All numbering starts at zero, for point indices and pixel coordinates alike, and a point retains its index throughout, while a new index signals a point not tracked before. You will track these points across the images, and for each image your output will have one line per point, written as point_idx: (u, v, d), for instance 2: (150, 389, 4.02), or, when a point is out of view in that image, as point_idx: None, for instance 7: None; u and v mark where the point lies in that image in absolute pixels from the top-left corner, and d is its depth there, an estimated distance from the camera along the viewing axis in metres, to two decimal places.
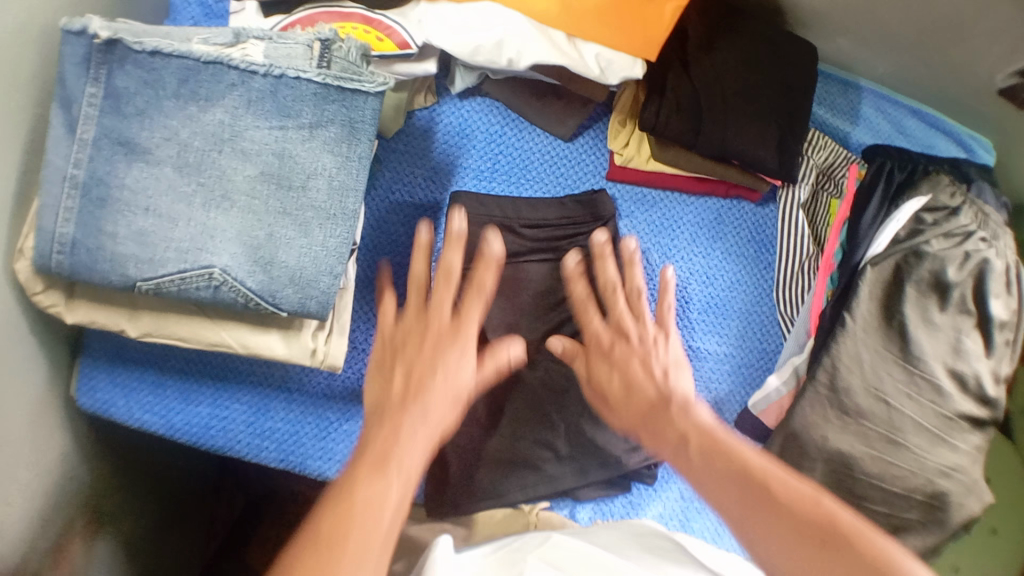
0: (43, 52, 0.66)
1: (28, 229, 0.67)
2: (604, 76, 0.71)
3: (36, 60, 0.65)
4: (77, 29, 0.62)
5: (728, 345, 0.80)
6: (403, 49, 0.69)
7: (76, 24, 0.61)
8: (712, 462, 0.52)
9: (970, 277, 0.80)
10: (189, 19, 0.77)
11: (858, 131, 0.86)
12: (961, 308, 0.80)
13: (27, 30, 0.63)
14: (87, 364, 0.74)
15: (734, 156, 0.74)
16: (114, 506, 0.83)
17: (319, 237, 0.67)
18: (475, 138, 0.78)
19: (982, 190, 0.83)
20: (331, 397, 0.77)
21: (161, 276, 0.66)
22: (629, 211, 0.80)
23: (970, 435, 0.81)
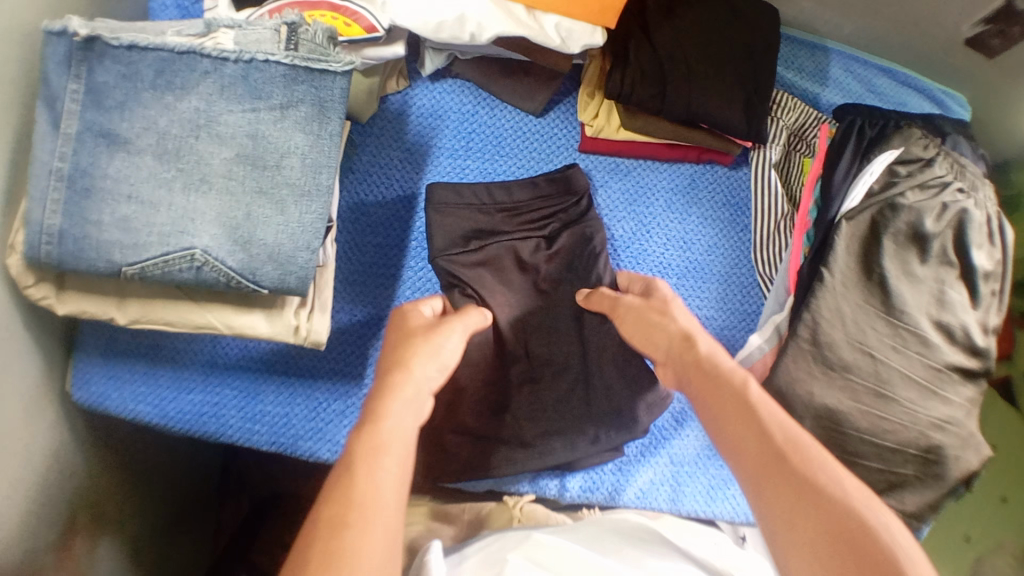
0: (26, 55, 0.69)
1: (17, 225, 0.69)
2: (565, 46, 0.73)
3: (17, 60, 0.68)
4: (57, 30, 0.64)
5: (708, 308, 0.81)
6: (371, 32, 0.71)
7: (56, 25, 0.63)
8: (756, 438, 0.49)
9: (950, 228, 0.80)
10: (167, 20, 0.81)
11: (828, 92, 0.86)
12: (943, 258, 0.80)
13: (8, 32, 0.66)
14: (83, 358, 0.76)
15: (702, 119, 0.76)
16: (114, 503, 0.85)
17: (295, 213, 0.69)
18: (448, 118, 0.80)
19: (956, 143, 0.83)
20: (320, 377, 0.78)
21: (145, 260, 0.68)
22: (603, 180, 0.81)
23: (961, 387, 0.81)
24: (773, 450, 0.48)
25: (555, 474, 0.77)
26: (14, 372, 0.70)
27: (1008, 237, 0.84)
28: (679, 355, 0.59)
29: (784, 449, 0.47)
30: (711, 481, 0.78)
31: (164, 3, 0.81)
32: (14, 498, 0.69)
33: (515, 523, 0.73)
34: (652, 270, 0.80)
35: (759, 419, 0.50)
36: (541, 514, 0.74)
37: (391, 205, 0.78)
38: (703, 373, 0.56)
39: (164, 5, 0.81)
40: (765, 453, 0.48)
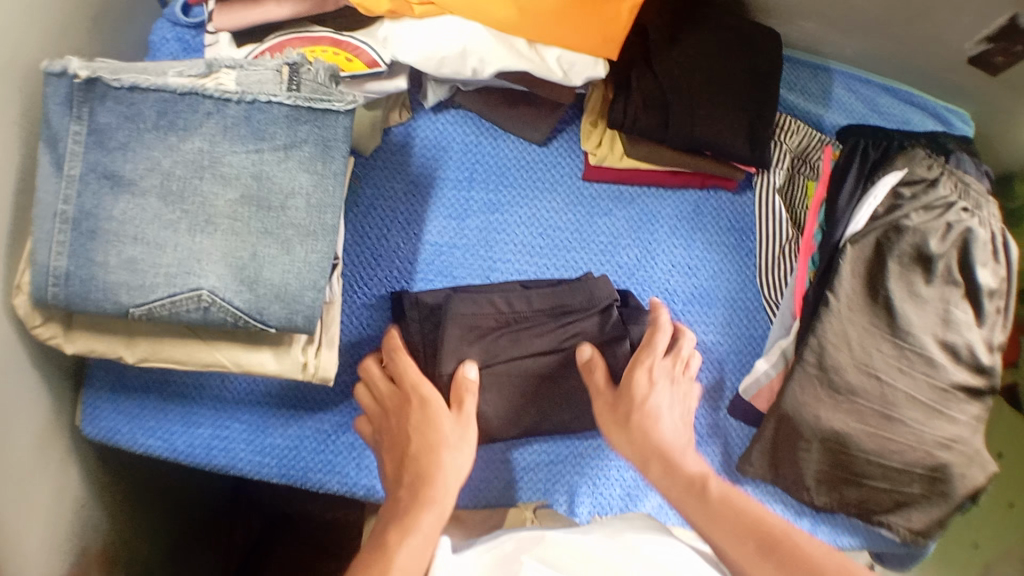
0: (27, 96, 0.69)
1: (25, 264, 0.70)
2: (568, 78, 0.73)
3: (16, 102, 0.68)
4: (58, 71, 0.64)
5: (716, 334, 0.78)
6: (372, 67, 0.72)
7: (57, 66, 0.63)
8: (738, 537, 0.57)
9: (954, 248, 0.79)
10: (168, 55, 0.81)
11: (831, 113, 0.85)
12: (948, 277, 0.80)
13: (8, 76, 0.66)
14: (92, 396, 0.76)
15: (705, 146, 0.76)
16: (125, 532, 0.85)
17: (301, 253, 0.69)
18: (452, 149, 0.79)
19: (960, 160, 0.82)
20: (329, 410, 0.79)
21: (152, 301, 0.68)
22: (607, 209, 0.79)
23: (967, 406, 0.81)
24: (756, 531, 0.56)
25: (567, 491, 0.76)
26: (24, 409, 0.70)
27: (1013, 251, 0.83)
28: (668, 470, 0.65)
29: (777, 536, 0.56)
30: None
31: (165, 37, 0.81)
32: (26, 538, 0.69)
33: (528, 522, 0.74)
34: (658, 297, 0.78)
35: (749, 521, 0.58)
36: (556, 517, 0.75)
37: (395, 236, 0.77)
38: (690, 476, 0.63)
39: (165, 39, 0.81)
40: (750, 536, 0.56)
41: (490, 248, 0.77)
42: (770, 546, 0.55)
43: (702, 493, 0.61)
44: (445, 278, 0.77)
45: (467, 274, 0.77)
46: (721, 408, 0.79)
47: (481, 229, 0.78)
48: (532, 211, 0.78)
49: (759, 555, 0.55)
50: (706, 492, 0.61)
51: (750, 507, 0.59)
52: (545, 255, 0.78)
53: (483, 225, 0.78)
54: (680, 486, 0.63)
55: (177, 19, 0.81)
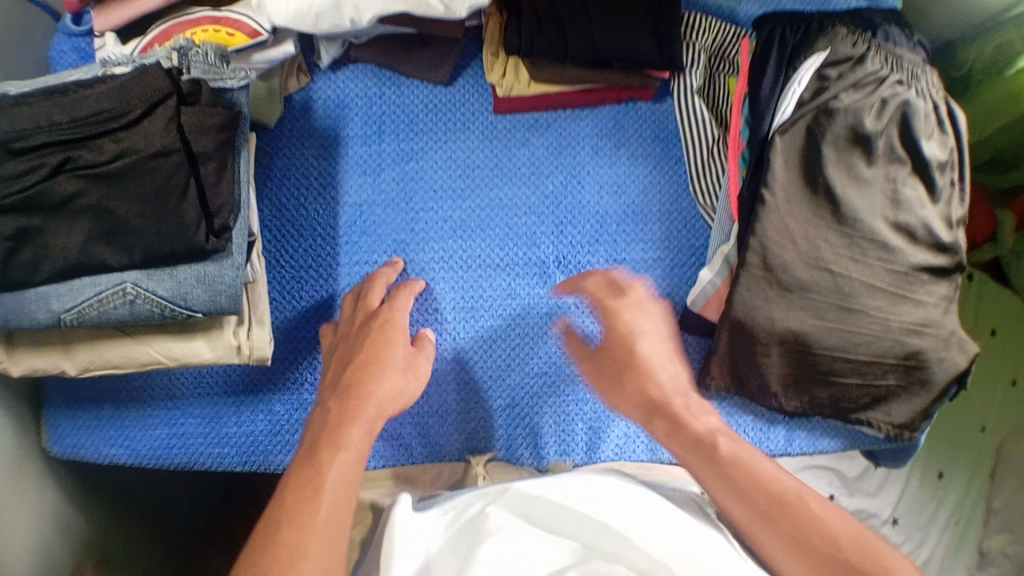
0: None
1: None
2: (451, 11, 0.70)
3: None
4: None
5: (655, 248, 0.77)
6: (254, 37, 0.71)
7: None
8: (758, 492, 0.57)
9: (894, 122, 0.73)
10: (69, 66, 0.80)
11: (745, 5, 0.82)
12: (891, 155, 0.73)
13: None
14: (51, 415, 0.77)
15: (612, 57, 0.73)
16: (103, 549, 0.83)
17: (217, 265, 0.69)
18: (354, 107, 0.78)
19: (889, 33, 0.77)
20: (279, 389, 0.76)
21: (81, 303, 0.68)
22: (524, 138, 0.78)
23: (941, 289, 0.74)
24: (812, 561, 0.53)
25: (527, 432, 0.74)
26: None
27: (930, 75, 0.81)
28: (696, 449, 0.61)
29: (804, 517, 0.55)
30: None
31: (62, 49, 0.81)
32: None
33: (481, 479, 0.73)
34: (589, 219, 0.77)
35: (829, 534, 0.54)
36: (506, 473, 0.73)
37: (313, 203, 0.76)
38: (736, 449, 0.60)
39: (62, 51, 0.81)
40: (759, 505, 0.56)
41: (410, 200, 0.77)
42: (777, 520, 0.56)
43: (772, 496, 0.57)
44: (369, 237, 0.76)
45: (393, 230, 0.76)
46: (675, 321, 0.77)
47: (399, 180, 0.77)
48: (447, 154, 0.77)
49: (765, 522, 0.56)
50: (715, 450, 0.60)
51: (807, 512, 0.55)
52: (467, 196, 0.77)
53: (399, 176, 0.77)
54: (764, 503, 0.56)
55: (69, 29, 0.80)
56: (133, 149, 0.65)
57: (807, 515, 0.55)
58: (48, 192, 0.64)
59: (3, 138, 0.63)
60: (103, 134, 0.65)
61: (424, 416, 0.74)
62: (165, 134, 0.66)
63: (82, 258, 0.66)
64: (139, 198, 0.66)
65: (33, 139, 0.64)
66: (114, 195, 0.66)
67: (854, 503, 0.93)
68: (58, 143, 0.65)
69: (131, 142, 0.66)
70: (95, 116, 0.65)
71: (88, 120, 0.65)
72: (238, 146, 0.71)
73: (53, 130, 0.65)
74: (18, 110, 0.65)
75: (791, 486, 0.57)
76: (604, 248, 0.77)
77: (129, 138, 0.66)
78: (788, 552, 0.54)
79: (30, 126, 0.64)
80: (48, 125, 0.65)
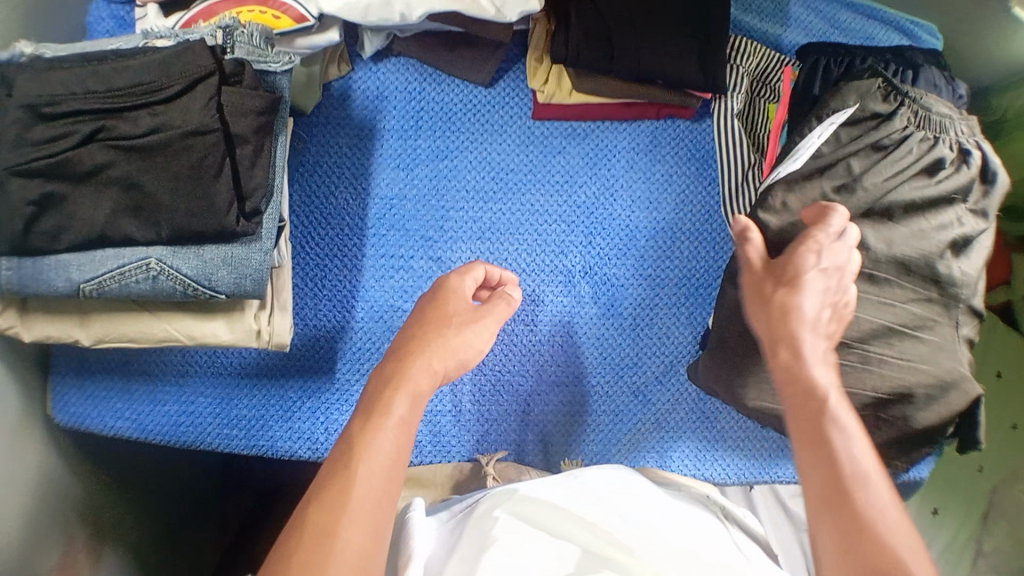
0: None
1: None
2: (501, 14, 0.70)
3: None
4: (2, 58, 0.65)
5: (681, 267, 0.77)
6: (300, 23, 0.70)
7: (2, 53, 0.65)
8: (834, 491, 0.49)
9: (914, 178, 0.70)
10: (105, 33, 0.81)
11: (790, 33, 0.82)
12: (913, 210, 0.70)
13: None
14: (59, 382, 0.76)
15: (656, 75, 0.73)
16: (96, 523, 0.82)
17: (244, 247, 0.69)
18: (392, 99, 0.77)
19: (934, 76, 0.77)
20: (290, 378, 0.75)
21: (102, 274, 0.67)
22: (560, 147, 0.78)
23: (969, 330, 0.74)
24: (836, 490, 0.49)
25: (538, 440, 0.74)
26: None
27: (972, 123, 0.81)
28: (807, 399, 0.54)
29: (858, 507, 0.48)
30: (699, 443, 0.75)
31: (100, 16, 0.81)
32: None
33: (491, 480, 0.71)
34: (618, 231, 0.77)
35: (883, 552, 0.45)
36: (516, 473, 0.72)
37: (343, 192, 0.76)
38: (822, 420, 0.53)
39: (100, 17, 0.81)
40: (832, 480, 0.50)
41: (441, 198, 0.77)
42: (840, 502, 0.48)
43: (845, 497, 0.48)
44: (397, 231, 0.76)
45: (421, 226, 0.76)
46: (694, 343, 0.77)
47: (432, 177, 0.77)
48: (481, 156, 0.77)
49: (824, 496, 0.49)
50: (824, 419, 0.53)
51: (869, 504, 0.48)
52: (499, 199, 0.77)
53: (432, 173, 0.77)
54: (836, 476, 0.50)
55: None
56: (171, 124, 0.64)
57: (864, 508, 0.48)
58: (80, 162, 0.63)
59: (36, 101, 0.62)
60: (139, 106, 0.64)
61: (437, 418, 0.73)
62: (205, 112, 0.65)
63: (108, 230, 0.65)
64: (171, 175, 0.65)
65: (68, 104, 0.63)
66: (146, 168, 0.65)
67: None
68: (93, 111, 0.64)
69: (167, 117, 0.65)
70: (133, 87, 0.64)
71: (126, 90, 0.64)
72: (276, 130, 0.70)
73: (89, 99, 0.64)
74: (56, 75, 0.64)
75: (868, 478, 0.49)
76: (630, 262, 0.77)
77: (166, 112, 0.65)
78: (830, 525, 0.48)
79: (66, 92, 0.63)
80: (84, 93, 0.64)
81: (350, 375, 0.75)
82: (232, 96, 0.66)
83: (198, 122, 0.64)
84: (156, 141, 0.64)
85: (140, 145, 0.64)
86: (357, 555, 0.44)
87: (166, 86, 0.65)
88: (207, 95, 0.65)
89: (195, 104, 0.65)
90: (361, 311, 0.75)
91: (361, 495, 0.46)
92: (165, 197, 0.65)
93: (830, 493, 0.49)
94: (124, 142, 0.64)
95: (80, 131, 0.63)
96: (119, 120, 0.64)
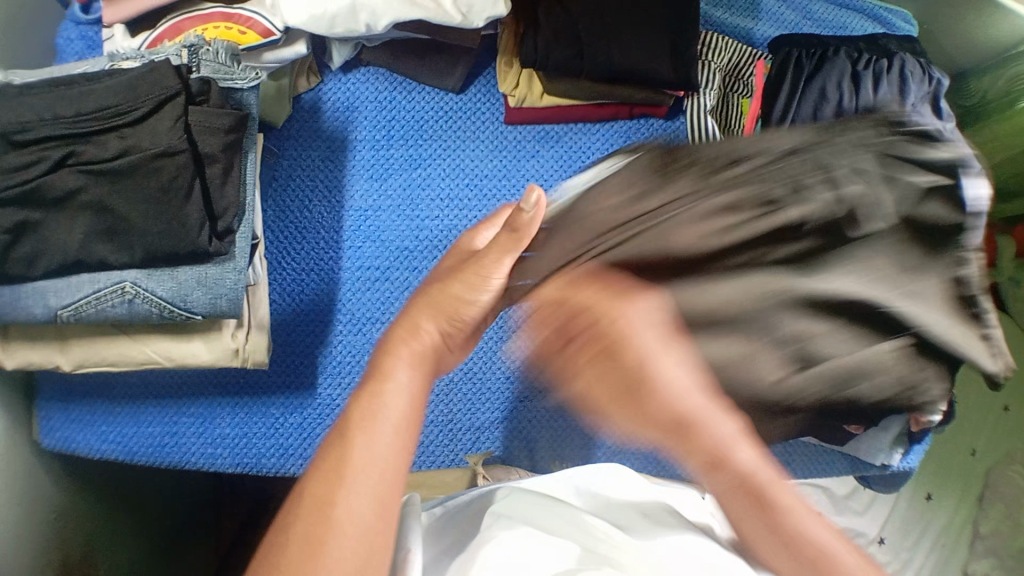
0: None
1: None
2: (468, 20, 0.70)
3: None
4: None
5: None
6: (267, 37, 0.70)
7: None
8: (801, 568, 0.41)
9: None
10: (74, 55, 0.80)
11: (762, 26, 0.82)
12: None
13: None
14: (42, 406, 0.76)
15: (627, 75, 0.73)
16: (88, 546, 0.82)
17: (219, 267, 0.68)
18: (363, 109, 0.77)
19: (906, 62, 0.77)
20: (273, 395, 0.75)
21: (79, 299, 0.66)
22: (534, 150, 0.78)
23: None
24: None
25: (523, 444, 0.76)
26: None
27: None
28: (728, 485, 0.40)
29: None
30: None
31: (69, 38, 0.80)
32: None
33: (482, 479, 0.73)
34: None
35: None
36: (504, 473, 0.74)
37: (317, 206, 0.76)
38: (760, 504, 0.40)
39: (69, 39, 0.80)
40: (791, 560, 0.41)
41: (415, 207, 0.76)
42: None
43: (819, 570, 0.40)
44: (373, 243, 0.76)
45: (397, 237, 0.76)
46: None
47: (406, 187, 0.76)
48: (454, 163, 0.77)
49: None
50: (758, 498, 0.40)
51: (826, 556, 0.40)
52: (474, 206, 0.76)
53: (406, 182, 0.77)
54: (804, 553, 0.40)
55: (78, 18, 0.79)
56: (138, 146, 0.64)
57: (818, 559, 0.40)
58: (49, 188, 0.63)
59: (3, 129, 0.62)
60: (107, 129, 0.64)
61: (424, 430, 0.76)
62: (172, 132, 0.64)
63: (80, 255, 0.65)
64: (142, 197, 0.65)
65: (35, 131, 0.63)
66: (116, 192, 0.64)
67: (843, 522, 0.94)
68: (60, 137, 0.63)
69: (135, 139, 0.64)
70: (99, 111, 0.64)
71: (92, 113, 0.64)
72: (246, 147, 0.70)
73: (55, 124, 0.63)
74: (22, 102, 0.64)
75: (807, 527, 0.41)
76: None
77: (133, 133, 0.64)
78: None
79: (33, 118, 0.63)
80: (50, 118, 0.63)
81: (332, 389, 0.75)
82: (199, 114, 0.65)
83: (166, 142, 0.64)
84: (124, 163, 0.64)
85: (109, 169, 0.64)
86: (366, 530, 0.38)
87: (132, 108, 0.64)
88: (174, 115, 0.64)
89: (162, 125, 0.64)
90: (340, 325, 0.75)
91: (368, 461, 0.39)
92: (136, 219, 0.65)
93: (790, 566, 0.41)
94: (92, 166, 0.64)
95: (47, 157, 0.63)
96: (86, 144, 0.64)
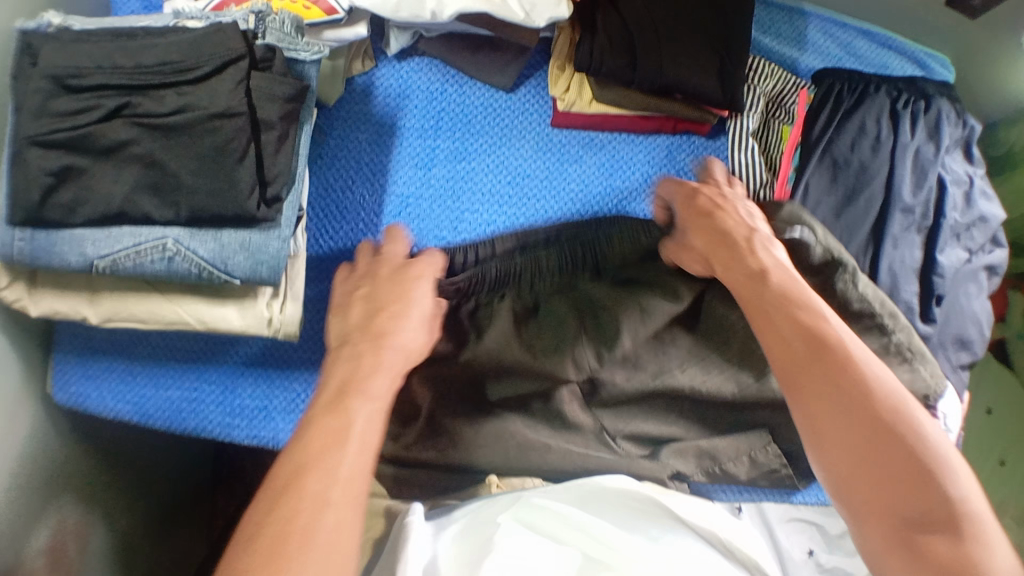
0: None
1: None
2: (530, 19, 0.71)
3: None
4: (31, 27, 0.65)
5: None
6: (330, 14, 0.71)
7: (30, 22, 0.65)
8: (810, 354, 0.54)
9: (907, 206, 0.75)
10: (130, 13, 0.82)
11: (807, 57, 0.84)
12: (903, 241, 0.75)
13: None
14: (59, 360, 0.75)
15: (676, 88, 0.74)
16: (87, 504, 0.81)
17: (263, 235, 0.69)
18: (414, 98, 0.78)
19: (941, 108, 0.80)
20: (297, 370, 0.77)
21: (117, 251, 0.67)
22: (577, 155, 0.80)
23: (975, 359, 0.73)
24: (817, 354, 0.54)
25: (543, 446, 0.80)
26: None
27: (976, 157, 0.83)
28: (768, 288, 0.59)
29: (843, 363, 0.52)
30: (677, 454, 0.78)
31: None
32: None
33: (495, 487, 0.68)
34: None
35: (866, 396, 0.51)
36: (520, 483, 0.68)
37: (360, 187, 0.77)
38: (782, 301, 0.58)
39: None
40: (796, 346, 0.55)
41: (457, 198, 0.77)
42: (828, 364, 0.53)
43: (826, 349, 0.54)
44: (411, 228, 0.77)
45: (436, 224, 0.77)
46: None
47: (449, 178, 0.78)
48: (499, 159, 0.79)
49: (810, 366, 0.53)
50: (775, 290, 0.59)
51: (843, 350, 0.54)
52: (514, 204, 0.78)
53: (449, 173, 0.78)
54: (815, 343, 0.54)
55: None
56: (198, 105, 0.65)
57: (840, 358, 0.53)
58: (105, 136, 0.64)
59: (61, 73, 0.63)
60: (166, 83, 0.65)
61: None
62: (233, 95, 0.65)
63: (125, 207, 0.65)
64: (195, 155, 0.65)
65: (95, 78, 0.63)
66: (169, 147, 0.65)
67: None
68: (118, 86, 0.64)
69: (195, 98, 0.65)
70: (160, 65, 0.65)
71: (153, 66, 0.65)
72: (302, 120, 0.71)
73: (116, 74, 0.64)
74: (85, 47, 0.64)
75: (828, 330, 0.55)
76: None
77: (193, 92, 0.65)
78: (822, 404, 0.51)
79: (94, 65, 0.64)
80: (111, 68, 0.64)
81: None
82: (262, 82, 0.66)
83: (226, 104, 0.65)
84: (182, 120, 0.64)
85: (165, 124, 0.64)
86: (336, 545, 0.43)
87: (194, 67, 0.65)
88: (236, 79, 0.65)
89: (223, 86, 0.65)
90: None
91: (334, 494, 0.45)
92: (187, 176, 0.65)
93: (806, 354, 0.54)
94: (149, 120, 0.64)
95: (104, 104, 0.64)
96: (144, 97, 0.65)
